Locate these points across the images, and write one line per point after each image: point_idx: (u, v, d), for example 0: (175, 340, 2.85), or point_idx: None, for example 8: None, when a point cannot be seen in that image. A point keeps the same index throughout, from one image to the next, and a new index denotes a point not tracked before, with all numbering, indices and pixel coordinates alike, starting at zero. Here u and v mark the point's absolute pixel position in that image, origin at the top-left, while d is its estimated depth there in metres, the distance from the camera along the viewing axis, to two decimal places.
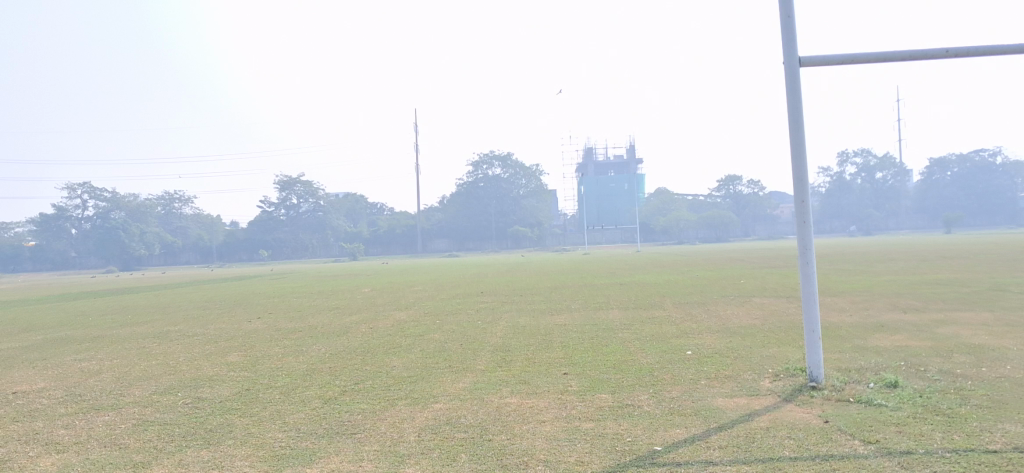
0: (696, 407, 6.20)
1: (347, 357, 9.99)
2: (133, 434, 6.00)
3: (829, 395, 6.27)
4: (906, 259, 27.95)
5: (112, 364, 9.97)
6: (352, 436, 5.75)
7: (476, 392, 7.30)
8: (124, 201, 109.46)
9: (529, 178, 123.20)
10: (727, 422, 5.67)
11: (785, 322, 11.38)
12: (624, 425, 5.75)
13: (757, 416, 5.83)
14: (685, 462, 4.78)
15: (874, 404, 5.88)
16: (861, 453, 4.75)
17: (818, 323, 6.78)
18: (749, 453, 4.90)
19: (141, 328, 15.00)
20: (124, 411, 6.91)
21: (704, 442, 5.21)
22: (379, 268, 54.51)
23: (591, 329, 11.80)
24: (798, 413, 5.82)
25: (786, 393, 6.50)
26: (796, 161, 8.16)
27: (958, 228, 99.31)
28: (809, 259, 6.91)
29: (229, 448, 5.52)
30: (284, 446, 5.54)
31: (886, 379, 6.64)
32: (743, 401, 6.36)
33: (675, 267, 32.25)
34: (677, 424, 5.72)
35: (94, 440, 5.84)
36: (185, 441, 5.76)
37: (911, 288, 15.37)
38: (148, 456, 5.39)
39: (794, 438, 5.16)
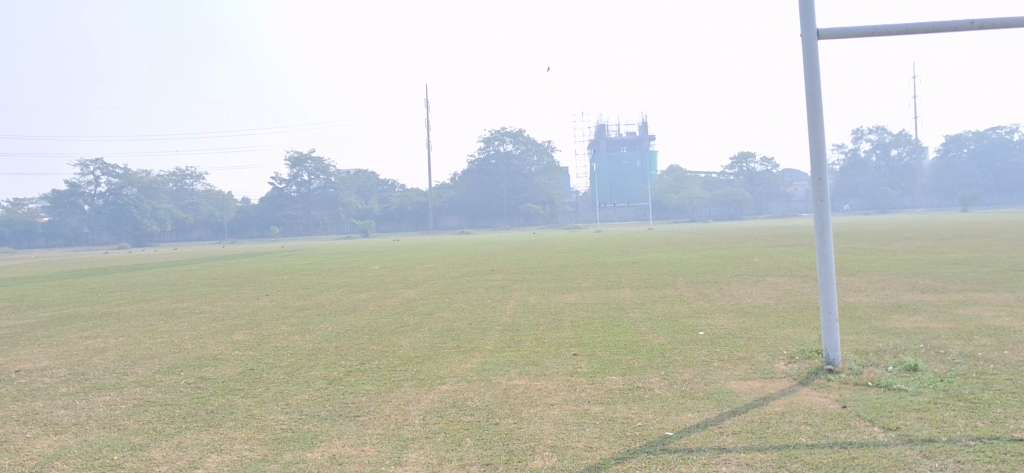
0: (709, 391, 6.07)
1: (354, 336, 9.90)
2: (132, 415, 5.91)
3: (847, 379, 6.13)
4: (921, 238, 27.76)
5: (117, 342, 9.92)
6: (356, 419, 5.65)
7: (483, 373, 7.20)
8: (137, 177, 109.85)
9: (541, 155, 122.87)
10: (740, 407, 5.55)
11: (800, 302, 11.22)
12: (635, 409, 5.63)
13: (771, 400, 5.70)
14: (697, 449, 4.66)
15: (893, 389, 5.74)
16: (880, 441, 4.61)
17: (835, 304, 6.62)
18: (764, 439, 4.77)
19: (149, 305, 14.96)
20: (126, 391, 6.84)
21: (717, 428, 5.08)
22: (388, 245, 54.65)
23: (602, 308, 11.69)
24: (814, 397, 5.68)
25: (802, 377, 6.35)
26: (813, 137, 7.94)
27: (976, 206, 98.89)
28: (827, 238, 6.73)
29: (230, 431, 5.42)
30: (286, 428, 5.44)
31: (905, 361, 6.50)
32: (757, 384, 6.22)
33: (685, 246, 32.13)
34: (689, 408, 5.59)
35: (93, 421, 5.75)
36: (185, 422, 5.67)
37: (928, 268, 15.19)
38: (147, 438, 5.30)
39: (811, 424, 5.03)
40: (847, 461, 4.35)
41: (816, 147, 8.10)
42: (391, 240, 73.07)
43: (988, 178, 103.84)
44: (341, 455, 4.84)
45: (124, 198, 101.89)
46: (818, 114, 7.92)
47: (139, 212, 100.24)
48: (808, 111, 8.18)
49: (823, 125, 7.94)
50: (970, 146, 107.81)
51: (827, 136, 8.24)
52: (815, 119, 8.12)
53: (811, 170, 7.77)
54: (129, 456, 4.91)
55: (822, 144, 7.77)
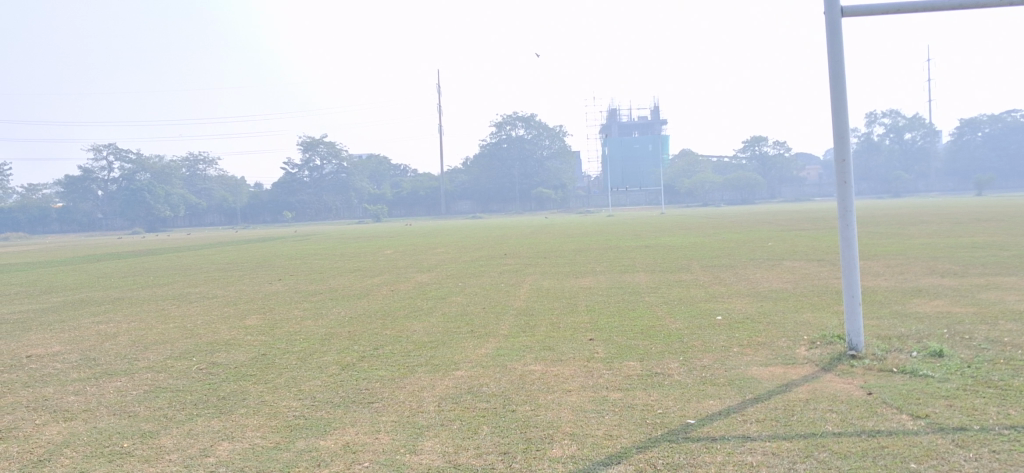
0: (730, 376, 5.98)
1: (367, 321, 9.83)
2: (144, 402, 5.86)
3: (871, 365, 6.03)
4: (937, 221, 27.53)
5: (129, 327, 9.88)
6: (369, 405, 5.58)
7: (498, 359, 7.10)
8: (149, 162, 110.17)
9: (553, 139, 122.49)
10: (762, 394, 5.45)
11: (818, 286, 11.11)
12: (655, 396, 5.54)
13: (794, 386, 5.60)
14: (721, 437, 4.57)
15: (920, 375, 5.63)
16: (909, 430, 4.51)
17: (858, 288, 6.51)
18: (790, 427, 4.68)
19: (162, 290, 14.93)
20: (137, 377, 6.79)
21: (740, 415, 4.98)
22: (399, 230, 54.66)
23: (617, 292, 11.59)
24: (839, 384, 5.58)
25: (825, 362, 6.25)
26: (837, 118, 7.80)
27: (991, 190, 98.63)
28: (850, 221, 6.61)
29: (242, 418, 5.35)
30: (299, 416, 5.37)
31: (931, 347, 6.38)
32: (779, 370, 6.12)
33: (698, 230, 31.93)
34: (710, 394, 5.50)
35: (103, 408, 5.70)
36: (197, 409, 5.61)
37: (948, 251, 15.03)
38: (158, 425, 5.24)
39: (837, 411, 4.93)
40: (877, 450, 4.25)
41: (838, 127, 7.96)
42: (404, 224, 73.10)
43: (1004, 161, 103.59)
44: (355, 442, 4.77)
45: (137, 184, 102.20)
46: (842, 95, 7.76)
47: (153, 197, 100.55)
48: (831, 92, 8.01)
49: (847, 107, 7.78)
50: (985, 129, 107.37)
51: (852, 120, 8.10)
52: (838, 100, 7.97)
53: (834, 152, 7.62)
54: (139, 444, 4.84)
55: (846, 125, 7.59)
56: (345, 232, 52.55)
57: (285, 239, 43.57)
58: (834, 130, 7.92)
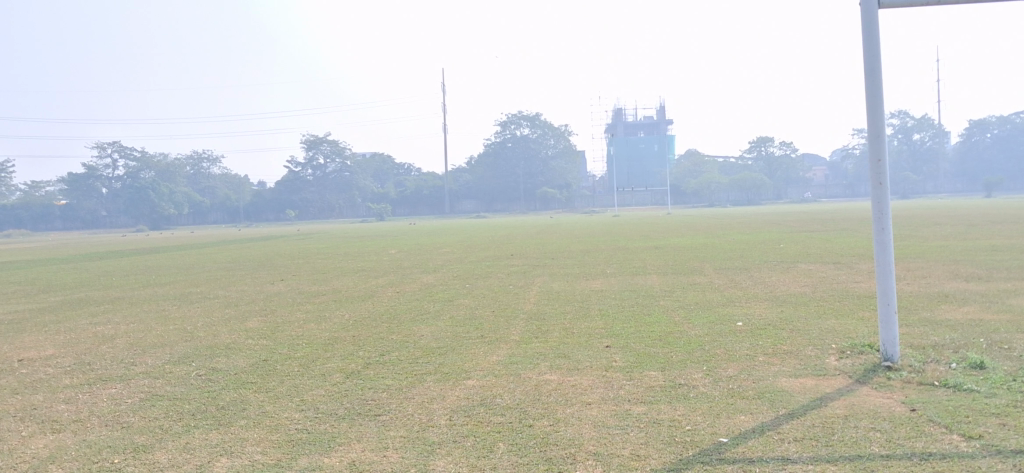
0: (760, 389, 5.71)
1: (372, 325, 9.56)
2: (138, 411, 5.60)
3: (909, 378, 5.77)
4: (950, 224, 27.07)
5: (127, 329, 9.64)
6: (375, 419, 5.32)
7: (510, 367, 6.84)
8: (153, 160, 110.03)
9: (558, 138, 121.83)
10: (797, 409, 5.19)
11: (838, 291, 10.84)
12: (681, 410, 5.27)
13: (830, 400, 5.34)
14: (759, 459, 4.32)
15: (964, 389, 5.38)
16: (964, 452, 4.25)
17: (893, 296, 6.30)
18: (833, 448, 4.43)
19: (163, 289, 14.73)
20: (133, 383, 6.53)
21: (775, 432, 4.73)
22: (403, 229, 54.44)
23: (631, 296, 11.31)
24: (878, 399, 5.32)
25: (859, 374, 5.99)
26: (873, 118, 7.44)
27: (1001, 191, 98.11)
28: (886, 225, 6.33)
29: (241, 431, 5.10)
30: (301, 429, 5.12)
31: (971, 358, 6.13)
32: (810, 382, 5.86)
33: (707, 231, 31.59)
34: (740, 409, 5.23)
35: (95, 418, 5.44)
36: (194, 420, 5.35)
37: (967, 255, 14.75)
38: (152, 438, 4.99)
39: (880, 430, 4.67)
40: None
41: (873, 126, 7.62)
42: (407, 224, 72.57)
43: (1013, 163, 103.68)
44: (362, 460, 4.51)
45: (141, 182, 102.05)
46: (877, 92, 7.37)
47: (157, 195, 100.44)
48: (867, 91, 7.63)
49: (884, 106, 7.40)
50: (994, 130, 107.35)
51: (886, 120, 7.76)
52: (873, 98, 7.61)
53: (869, 153, 7.24)
54: (130, 459, 4.58)
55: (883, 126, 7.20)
56: (348, 232, 52.38)
57: (289, 238, 43.36)
58: (869, 130, 7.57)
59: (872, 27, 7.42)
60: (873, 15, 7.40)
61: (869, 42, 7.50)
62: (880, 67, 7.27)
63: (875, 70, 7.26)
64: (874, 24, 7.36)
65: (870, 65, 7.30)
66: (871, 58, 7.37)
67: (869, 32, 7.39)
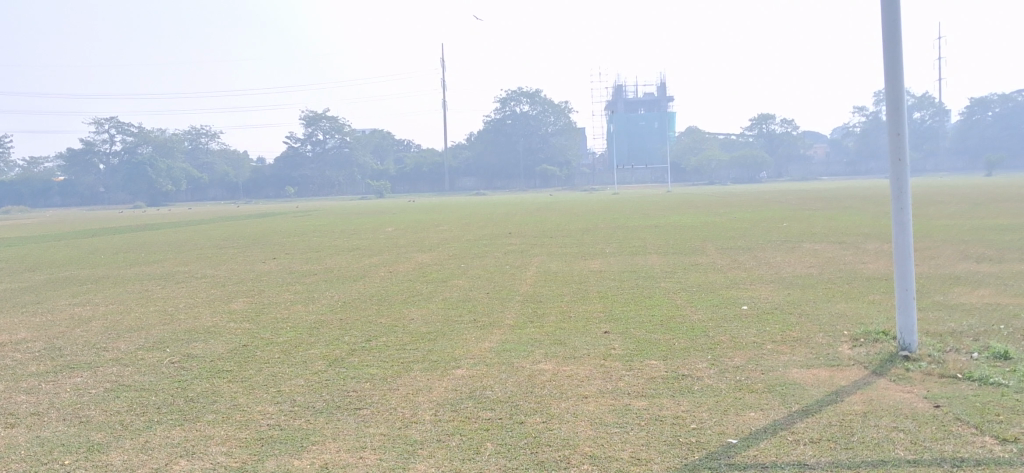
0: (770, 381, 5.42)
1: (361, 308, 9.28)
2: (100, 404, 5.31)
3: (929, 369, 5.48)
4: (954, 202, 26.87)
5: (106, 310, 9.35)
6: (354, 414, 5.03)
7: (503, 355, 6.53)
8: (151, 135, 109.50)
9: (558, 115, 121.01)
10: (811, 404, 4.90)
11: (846, 272, 10.55)
12: (686, 405, 4.97)
13: (846, 395, 5.04)
14: (772, 464, 4.03)
15: (991, 382, 5.10)
16: (1001, 458, 3.97)
17: (910, 281, 6.02)
18: (853, 452, 4.14)
19: (152, 268, 14.44)
20: (102, 371, 6.24)
21: (788, 432, 4.44)
22: (403, 206, 54.00)
23: (631, 277, 11.01)
24: (897, 393, 5.04)
25: (876, 365, 5.69)
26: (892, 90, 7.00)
27: (1003, 169, 97.90)
28: (905, 205, 5.98)
29: (207, 427, 4.81)
30: (273, 426, 4.83)
31: (994, 348, 5.85)
32: (824, 374, 5.57)
33: (709, 209, 31.28)
34: (749, 405, 4.94)
35: (54, 411, 5.17)
36: (159, 415, 5.07)
37: (974, 235, 14.47)
38: (109, 435, 4.70)
39: (904, 430, 4.40)
40: None
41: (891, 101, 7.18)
42: (408, 201, 72.25)
43: (1014, 141, 103.60)
44: (335, 463, 4.23)
45: (140, 158, 101.43)
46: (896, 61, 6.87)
47: (155, 171, 99.94)
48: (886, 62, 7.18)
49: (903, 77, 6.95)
50: (995, 108, 107.56)
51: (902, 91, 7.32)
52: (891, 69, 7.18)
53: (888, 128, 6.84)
54: (82, 461, 4.30)
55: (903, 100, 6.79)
56: (346, 209, 52.15)
57: (287, 215, 43.08)
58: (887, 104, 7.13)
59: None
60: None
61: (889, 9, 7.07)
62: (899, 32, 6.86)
63: (892, 42, 6.86)
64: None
65: (888, 33, 6.87)
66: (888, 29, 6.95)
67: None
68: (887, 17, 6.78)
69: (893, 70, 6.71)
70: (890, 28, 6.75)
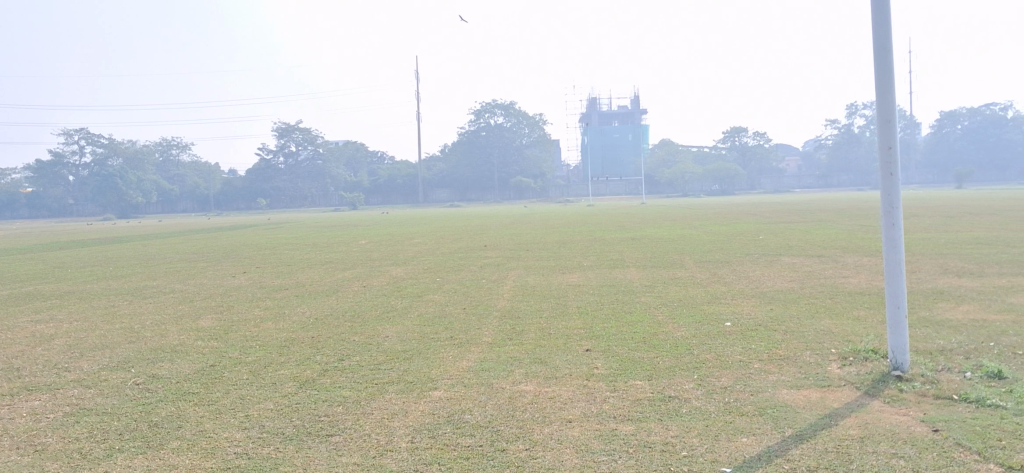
0: (760, 404, 5.28)
1: (333, 324, 9.07)
2: (58, 430, 5.09)
3: (924, 390, 5.39)
4: (928, 214, 26.97)
5: (69, 328, 9.09)
6: (327, 441, 4.83)
7: (481, 375, 6.38)
8: (122, 147, 108.51)
9: (532, 127, 121.07)
10: (805, 428, 4.78)
11: (826, 286, 10.47)
12: (674, 430, 4.83)
13: (841, 419, 4.93)
14: None
15: (988, 403, 5.03)
16: None
17: (902, 300, 5.94)
18: None
19: (119, 283, 14.15)
20: (60, 394, 6.01)
21: (783, 460, 4.31)
22: (377, 218, 53.81)
23: (610, 292, 10.88)
24: (894, 416, 4.94)
25: (867, 386, 5.61)
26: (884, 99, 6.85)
27: (971, 182, 99.32)
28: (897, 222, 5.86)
29: (171, 456, 4.62)
30: (240, 454, 4.63)
31: (988, 367, 5.78)
32: (815, 395, 5.46)
33: (685, 221, 31.29)
34: (741, 430, 4.81)
35: (8, 440, 4.95)
36: (120, 442, 4.86)
37: (951, 248, 14.48)
38: (65, 466, 4.50)
39: (903, 457, 4.29)
40: None
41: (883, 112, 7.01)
42: (380, 213, 71.94)
43: (983, 154, 105.02)
44: None
45: (108, 169, 100.40)
46: (888, 72, 6.71)
47: (125, 183, 98.96)
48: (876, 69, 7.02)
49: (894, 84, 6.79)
50: (965, 122, 109.11)
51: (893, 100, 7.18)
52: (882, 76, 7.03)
53: (878, 140, 6.68)
54: None
55: (895, 111, 6.71)
56: (319, 221, 51.86)
57: (258, 228, 42.71)
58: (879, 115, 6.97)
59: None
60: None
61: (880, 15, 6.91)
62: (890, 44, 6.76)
63: (883, 53, 6.71)
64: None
65: (879, 44, 6.77)
66: (880, 37, 6.78)
67: (877, 12, 6.89)
68: (878, 29, 6.68)
69: (884, 81, 6.61)
70: (881, 37, 6.64)
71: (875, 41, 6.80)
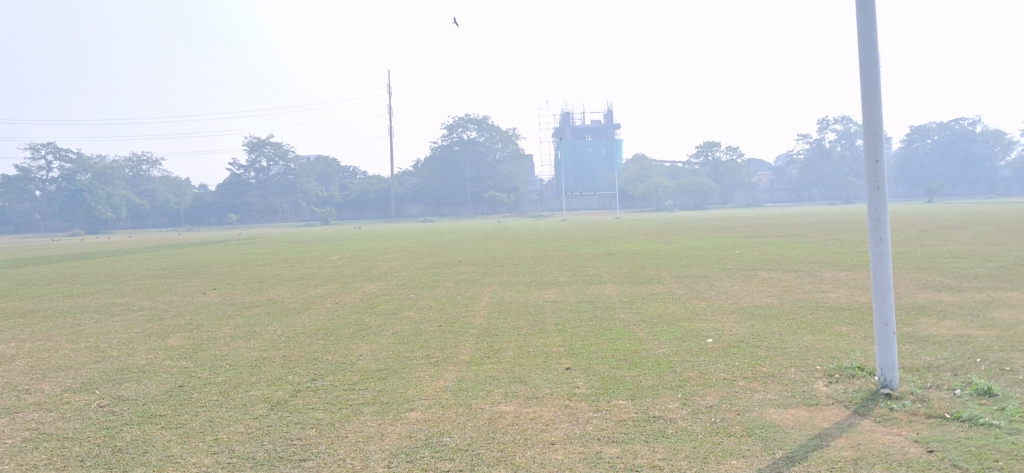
0: (747, 424, 5.19)
1: (306, 343, 8.89)
2: (17, 457, 4.90)
3: (915, 409, 5.33)
4: (902, 229, 27.07)
5: (32, 348, 8.84)
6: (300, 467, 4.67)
7: (459, 395, 6.25)
8: (91, 162, 107.42)
9: (505, 142, 121.01)
10: (795, 450, 4.69)
11: (805, 301, 10.41)
12: (660, 453, 4.71)
13: (832, 439, 4.85)
14: None
15: (981, 422, 4.97)
16: None
17: (891, 316, 5.89)
18: None
19: (85, 300, 13.86)
20: (19, 418, 5.80)
21: None
22: (350, 234, 53.39)
23: (588, 308, 10.76)
24: (885, 436, 4.86)
25: (856, 404, 5.53)
26: (870, 114, 6.80)
27: (941, 196, 100.23)
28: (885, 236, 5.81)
29: None
30: None
31: (977, 384, 5.73)
32: (803, 414, 5.37)
33: (661, 236, 31.22)
34: (729, 452, 4.70)
35: None
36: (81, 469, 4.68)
37: (928, 262, 14.48)
38: None
39: None
40: None
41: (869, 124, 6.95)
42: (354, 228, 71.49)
43: (952, 168, 106.07)
44: None
45: (77, 184, 99.32)
46: (873, 87, 6.67)
47: (94, 198, 97.90)
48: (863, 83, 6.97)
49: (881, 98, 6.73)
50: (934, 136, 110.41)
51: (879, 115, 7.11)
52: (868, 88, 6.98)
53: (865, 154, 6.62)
54: None
55: (881, 124, 6.68)
56: (291, 236, 51.49)
57: (228, 243, 42.29)
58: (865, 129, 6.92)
59: (867, 11, 6.78)
60: (869, 1, 6.87)
61: (864, 28, 6.87)
62: (877, 58, 6.73)
63: (869, 67, 6.67)
64: (870, 12, 6.78)
65: (865, 57, 6.73)
66: (867, 49, 6.73)
67: (863, 24, 6.84)
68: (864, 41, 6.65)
69: (870, 96, 6.57)
70: (866, 50, 6.60)
71: (862, 54, 6.76)
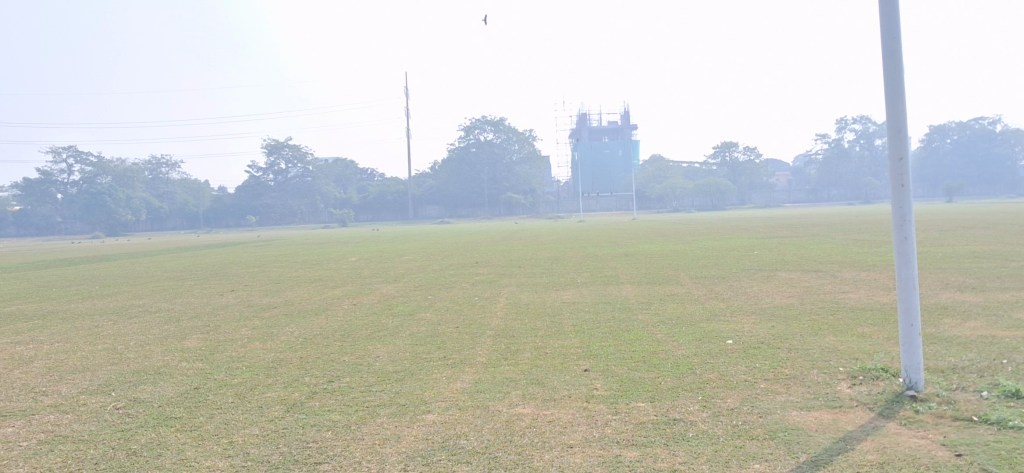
0: (769, 427, 5.12)
1: (322, 344, 8.85)
2: (32, 460, 4.88)
3: (941, 411, 5.24)
4: (923, 230, 26.78)
5: (49, 349, 8.86)
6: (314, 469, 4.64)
7: (477, 396, 6.19)
8: (111, 165, 108.04)
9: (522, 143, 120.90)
10: (820, 453, 4.61)
11: (826, 302, 10.30)
12: (680, 456, 4.65)
13: (856, 443, 4.77)
14: None
15: (1009, 425, 4.88)
16: None
17: (916, 317, 5.81)
18: None
19: (103, 302, 13.87)
20: (36, 420, 5.79)
21: None
22: (369, 236, 53.33)
23: (605, 309, 10.66)
24: (911, 439, 4.79)
25: (881, 407, 5.45)
26: (895, 111, 6.70)
27: (960, 196, 99.27)
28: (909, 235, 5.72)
29: None
30: None
31: (1004, 386, 5.63)
32: (826, 417, 5.29)
33: (679, 237, 31.01)
34: (751, 455, 4.63)
35: None
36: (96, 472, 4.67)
37: (950, 262, 14.28)
38: None
39: None
40: None
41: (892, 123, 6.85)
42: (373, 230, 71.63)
43: (971, 168, 105.14)
44: None
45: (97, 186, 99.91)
46: (897, 86, 6.57)
47: (114, 201, 98.45)
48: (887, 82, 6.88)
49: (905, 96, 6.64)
50: (954, 136, 109.89)
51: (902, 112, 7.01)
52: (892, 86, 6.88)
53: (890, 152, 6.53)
54: None
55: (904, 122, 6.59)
56: (309, 238, 51.53)
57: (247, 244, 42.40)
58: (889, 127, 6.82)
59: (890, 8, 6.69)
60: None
61: (888, 25, 6.77)
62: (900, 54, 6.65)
63: (892, 64, 6.58)
64: (893, 8, 6.70)
65: (888, 54, 6.64)
66: (890, 46, 6.63)
67: (886, 20, 6.75)
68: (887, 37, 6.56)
69: (894, 94, 6.48)
70: (889, 45, 6.51)
71: (885, 52, 6.67)
